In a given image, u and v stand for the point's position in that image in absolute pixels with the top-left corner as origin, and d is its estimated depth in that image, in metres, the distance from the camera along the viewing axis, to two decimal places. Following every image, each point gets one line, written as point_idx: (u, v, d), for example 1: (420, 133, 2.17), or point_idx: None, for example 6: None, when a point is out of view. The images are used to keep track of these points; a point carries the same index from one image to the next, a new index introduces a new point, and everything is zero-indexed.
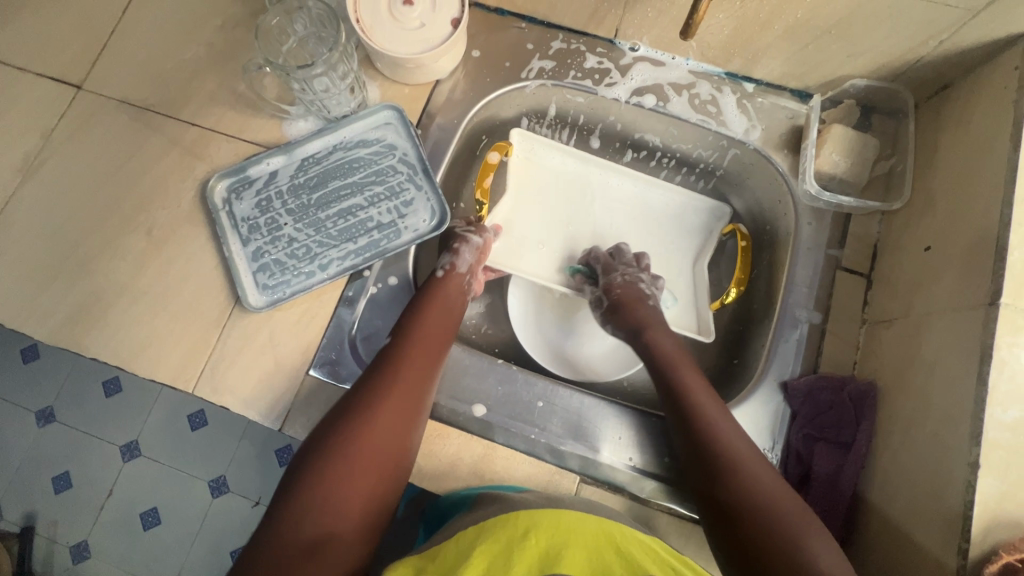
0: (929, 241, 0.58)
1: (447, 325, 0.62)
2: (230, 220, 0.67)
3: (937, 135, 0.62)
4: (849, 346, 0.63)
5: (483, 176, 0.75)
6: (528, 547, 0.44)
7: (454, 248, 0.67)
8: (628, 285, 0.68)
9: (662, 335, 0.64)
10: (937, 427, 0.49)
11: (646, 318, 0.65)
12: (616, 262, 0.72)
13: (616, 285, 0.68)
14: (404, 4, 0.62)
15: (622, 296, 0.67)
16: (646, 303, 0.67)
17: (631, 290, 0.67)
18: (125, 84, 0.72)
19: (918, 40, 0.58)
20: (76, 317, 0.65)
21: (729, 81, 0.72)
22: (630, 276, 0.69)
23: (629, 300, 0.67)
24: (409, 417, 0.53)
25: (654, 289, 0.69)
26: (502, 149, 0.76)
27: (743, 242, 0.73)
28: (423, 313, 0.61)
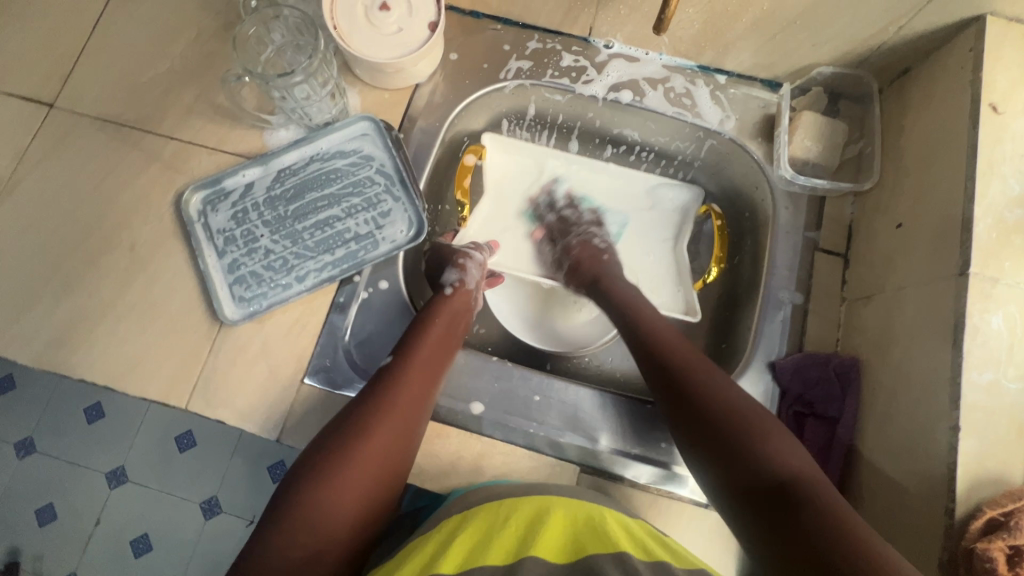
0: (899, 219, 0.61)
1: (452, 335, 0.62)
2: (206, 232, 0.66)
3: (901, 117, 0.65)
4: (831, 324, 0.65)
5: (460, 177, 0.76)
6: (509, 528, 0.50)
7: (460, 264, 0.68)
8: (584, 244, 0.72)
9: (618, 283, 0.67)
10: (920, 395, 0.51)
11: (600, 273, 0.69)
12: (573, 224, 0.76)
13: (572, 248, 0.73)
14: (381, 9, 0.63)
15: (579, 256, 0.71)
16: (604, 261, 0.70)
17: (584, 250, 0.72)
18: (99, 100, 0.71)
19: (878, 27, 0.61)
20: (62, 340, 0.64)
21: (702, 73, 0.73)
22: (585, 235, 0.74)
23: (583, 259, 0.71)
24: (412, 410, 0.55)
25: (608, 245, 0.73)
26: (477, 151, 0.78)
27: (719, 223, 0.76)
28: (428, 324, 0.62)
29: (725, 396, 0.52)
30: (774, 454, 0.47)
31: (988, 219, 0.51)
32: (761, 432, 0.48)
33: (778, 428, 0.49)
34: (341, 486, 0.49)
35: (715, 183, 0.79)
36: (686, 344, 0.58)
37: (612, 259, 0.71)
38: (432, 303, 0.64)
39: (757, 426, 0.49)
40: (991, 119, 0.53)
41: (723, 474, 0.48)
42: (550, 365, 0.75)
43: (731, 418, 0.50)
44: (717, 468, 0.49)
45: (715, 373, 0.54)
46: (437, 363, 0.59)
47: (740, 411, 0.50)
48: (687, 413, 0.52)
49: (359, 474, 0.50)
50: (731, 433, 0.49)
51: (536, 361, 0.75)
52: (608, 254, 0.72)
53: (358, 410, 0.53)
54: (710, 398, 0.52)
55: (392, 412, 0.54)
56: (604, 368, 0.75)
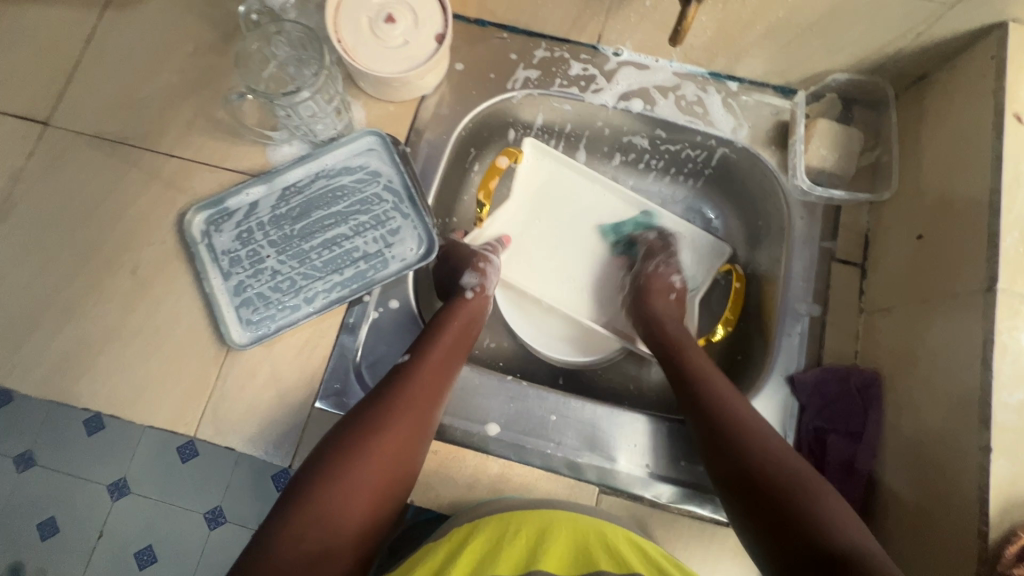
0: (920, 230, 0.60)
1: (463, 341, 0.62)
2: (210, 253, 0.64)
3: (919, 124, 0.64)
4: (849, 336, 0.64)
5: (489, 178, 0.74)
6: (518, 539, 0.51)
7: (480, 268, 0.67)
8: (656, 276, 0.70)
9: (674, 328, 0.66)
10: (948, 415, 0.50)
11: (659, 311, 0.68)
12: (663, 250, 0.73)
13: (648, 273, 0.71)
14: (386, 22, 0.61)
15: (646, 285, 0.70)
16: (664, 298, 0.69)
17: (657, 281, 0.70)
18: (95, 118, 0.69)
19: (896, 34, 0.60)
20: (64, 368, 0.62)
21: (713, 80, 0.72)
22: (663, 266, 0.71)
23: (652, 289, 0.70)
24: (421, 417, 0.55)
25: (681, 286, 0.71)
26: (511, 154, 0.76)
27: (738, 284, 0.73)
28: (442, 329, 0.61)
29: (772, 453, 0.51)
30: (821, 512, 0.46)
31: (1015, 232, 0.50)
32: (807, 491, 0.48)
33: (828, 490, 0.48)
34: (352, 483, 0.49)
35: (726, 192, 0.78)
36: (735, 394, 0.57)
37: (676, 301, 0.70)
38: (448, 305, 0.64)
39: (803, 485, 0.48)
40: (1015, 130, 0.52)
41: (766, 534, 0.47)
42: (562, 380, 0.74)
43: (776, 477, 0.49)
44: (760, 527, 0.48)
45: (761, 428, 0.54)
46: (449, 361, 0.59)
47: (786, 468, 0.50)
48: (735, 470, 0.51)
49: (369, 470, 0.50)
50: (775, 491, 0.48)
51: (548, 376, 0.74)
52: (676, 297, 0.70)
53: (370, 405, 0.54)
54: (756, 455, 0.51)
55: (403, 409, 0.54)
56: (617, 380, 0.75)
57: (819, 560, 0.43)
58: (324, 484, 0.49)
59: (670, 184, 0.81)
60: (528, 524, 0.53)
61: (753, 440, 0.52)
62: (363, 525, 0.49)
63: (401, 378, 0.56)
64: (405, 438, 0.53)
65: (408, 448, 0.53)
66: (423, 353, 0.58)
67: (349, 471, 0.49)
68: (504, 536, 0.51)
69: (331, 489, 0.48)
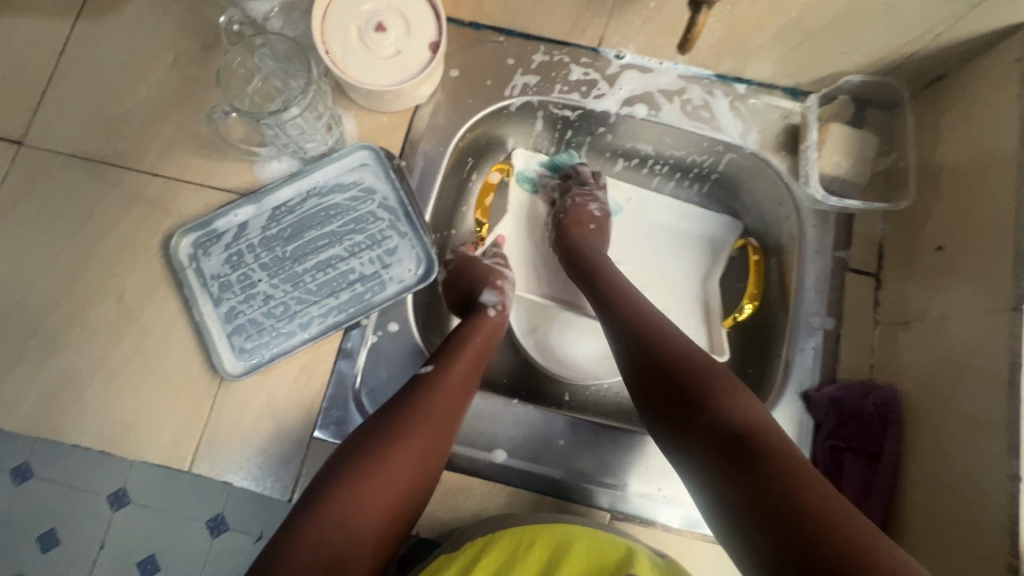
0: (940, 241, 0.58)
1: (483, 359, 0.60)
2: (199, 279, 0.61)
3: (938, 128, 0.61)
4: (864, 349, 0.62)
5: (483, 196, 0.74)
6: (530, 555, 0.50)
7: (499, 286, 0.66)
8: (577, 208, 0.70)
9: (597, 257, 0.66)
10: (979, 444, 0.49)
11: (579, 242, 0.68)
12: (574, 185, 0.73)
13: (565, 207, 0.70)
14: (377, 31, 0.58)
15: (564, 218, 0.69)
16: (584, 230, 0.69)
17: (575, 213, 0.69)
18: (72, 136, 0.65)
19: (915, 35, 0.57)
20: (50, 402, 0.59)
21: (720, 82, 0.69)
22: (582, 198, 0.70)
23: (571, 222, 0.69)
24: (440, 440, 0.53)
25: (601, 214, 0.70)
26: (502, 169, 0.75)
27: (755, 256, 0.72)
28: (464, 346, 0.59)
29: (682, 350, 0.52)
30: (724, 400, 0.47)
31: None
32: (714, 382, 0.48)
33: (730, 378, 0.49)
34: (375, 489, 0.48)
35: (733, 197, 0.75)
36: (649, 304, 0.58)
37: (597, 231, 0.69)
38: (470, 320, 0.62)
39: (710, 376, 0.49)
40: None
41: (676, 427, 0.48)
42: (568, 396, 0.71)
43: (682, 369, 0.50)
44: (669, 421, 0.49)
45: (675, 331, 0.54)
46: (473, 376, 0.58)
47: (689, 361, 0.51)
48: (643, 367, 0.52)
49: (392, 476, 0.49)
50: (681, 383, 0.49)
51: (554, 395, 0.70)
52: (595, 225, 0.69)
53: (396, 414, 0.52)
54: (668, 354, 0.51)
55: (423, 430, 0.52)
56: (623, 396, 0.71)
57: (724, 446, 0.44)
58: (345, 489, 0.47)
59: (674, 190, 0.78)
60: (542, 539, 0.51)
61: (662, 338, 0.53)
62: (382, 529, 0.48)
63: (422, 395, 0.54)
64: (428, 443, 0.51)
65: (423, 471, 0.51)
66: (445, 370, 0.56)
67: (372, 477, 0.48)
68: (517, 549, 0.50)
69: (353, 495, 0.47)
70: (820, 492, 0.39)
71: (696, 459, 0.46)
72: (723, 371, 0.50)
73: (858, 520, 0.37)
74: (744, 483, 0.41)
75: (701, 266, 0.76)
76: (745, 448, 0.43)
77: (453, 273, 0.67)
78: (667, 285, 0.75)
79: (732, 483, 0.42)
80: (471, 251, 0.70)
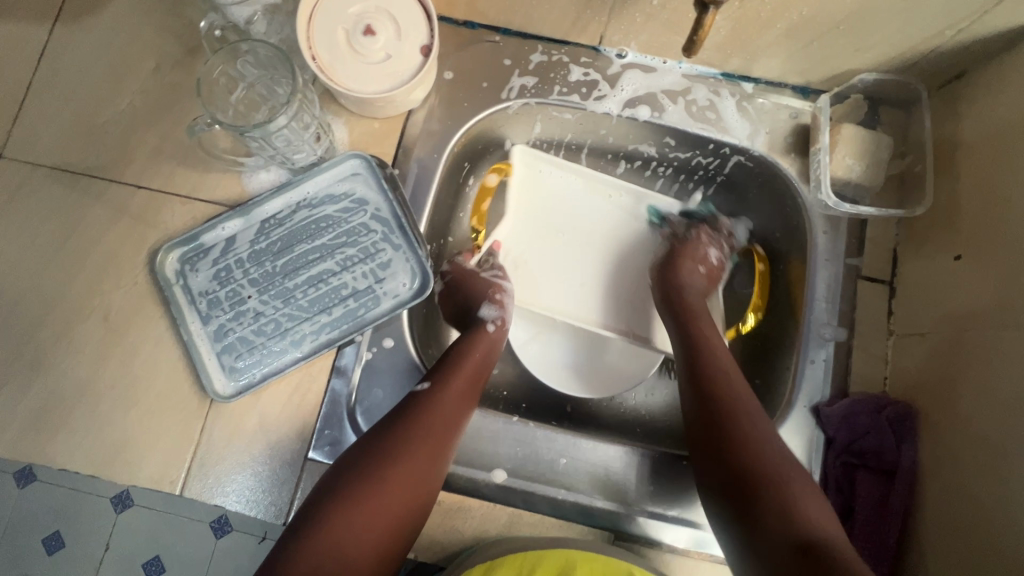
0: (958, 250, 0.56)
1: (481, 373, 0.58)
2: (186, 295, 0.59)
3: (956, 129, 0.58)
4: (877, 361, 0.60)
5: (480, 201, 0.71)
6: None
7: (497, 299, 0.64)
8: (693, 247, 0.68)
9: (698, 296, 0.64)
10: (1001, 466, 0.47)
11: (686, 279, 0.65)
12: (704, 225, 0.71)
13: (687, 237, 0.69)
14: (365, 34, 0.55)
15: (680, 245, 0.68)
16: (694, 270, 0.66)
17: (692, 252, 0.67)
18: (53, 147, 0.63)
19: (934, 31, 0.53)
20: (37, 425, 0.57)
21: (726, 81, 0.66)
22: (705, 241, 0.69)
23: (684, 251, 0.67)
24: (438, 459, 0.50)
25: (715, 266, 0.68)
26: (501, 170, 0.70)
27: (761, 264, 0.69)
28: (461, 362, 0.57)
29: (765, 441, 0.47)
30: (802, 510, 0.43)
31: None
32: (792, 486, 0.44)
33: (809, 487, 0.45)
34: (371, 510, 0.45)
35: (738, 200, 0.72)
36: (735, 378, 0.53)
37: (705, 279, 0.66)
38: (467, 336, 0.60)
39: (788, 477, 0.45)
40: None
41: (743, 527, 0.44)
42: (570, 408, 0.69)
43: (761, 467, 0.45)
44: (735, 520, 0.45)
45: (760, 416, 0.49)
46: (471, 391, 0.56)
47: (768, 453, 0.46)
48: (716, 447, 0.48)
49: (391, 494, 0.46)
50: (756, 480, 0.45)
51: (555, 403, 0.69)
52: (706, 269, 0.67)
53: (389, 432, 0.50)
54: (750, 441, 0.47)
55: (418, 449, 0.49)
56: (627, 407, 0.69)
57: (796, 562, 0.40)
58: (340, 509, 0.44)
59: (678, 193, 0.74)
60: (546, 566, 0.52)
61: (747, 424, 0.49)
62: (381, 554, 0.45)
63: (416, 412, 0.51)
64: (426, 461, 0.49)
65: (420, 494, 0.48)
66: (442, 387, 0.54)
67: (370, 499, 0.45)
68: None
69: (349, 516, 0.44)
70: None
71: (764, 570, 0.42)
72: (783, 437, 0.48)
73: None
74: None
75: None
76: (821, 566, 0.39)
77: (450, 286, 0.65)
78: None
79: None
80: (468, 260, 0.68)
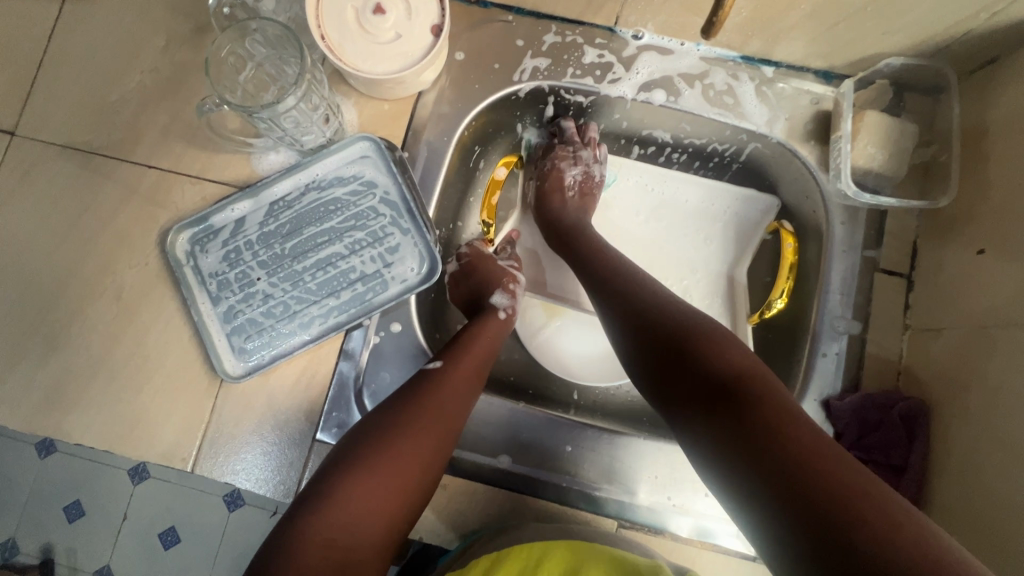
0: (981, 244, 0.54)
1: (489, 356, 0.58)
2: (197, 276, 0.60)
3: (987, 118, 0.56)
4: (891, 355, 0.59)
5: (489, 194, 0.67)
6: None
7: (509, 289, 0.64)
8: (555, 175, 0.66)
9: (573, 218, 0.65)
10: (1019, 465, 0.46)
11: (557, 212, 0.66)
12: (558, 144, 0.68)
13: (545, 171, 0.67)
14: (375, 13, 0.53)
15: (543, 185, 0.67)
16: (565, 196, 0.66)
17: (552, 180, 0.66)
18: (64, 127, 0.63)
19: (969, 14, 0.51)
20: (53, 402, 0.58)
21: (746, 65, 0.64)
22: (563, 159, 0.66)
23: (550, 189, 0.67)
24: (445, 432, 0.50)
25: (582, 177, 0.66)
26: (508, 162, 0.68)
27: (789, 245, 0.64)
28: (473, 343, 0.57)
29: (674, 313, 0.49)
30: (720, 358, 0.44)
31: None
32: (701, 339, 0.46)
33: (728, 339, 0.46)
34: (389, 482, 0.45)
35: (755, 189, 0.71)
36: (634, 268, 0.56)
37: (577, 197, 0.67)
38: (474, 321, 0.60)
39: (704, 336, 0.46)
40: None
41: (667, 389, 0.46)
42: (577, 395, 0.68)
43: (672, 334, 0.47)
44: (670, 390, 0.46)
45: (663, 294, 0.52)
46: (480, 373, 0.56)
47: (674, 319, 0.48)
48: (631, 324, 0.50)
49: (407, 466, 0.47)
50: (673, 346, 0.46)
51: (562, 392, 0.68)
52: (575, 190, 0.67)
53: (406, 407, 0.50)
54: (659, 314, 0.49)
55: (428, 424, 0.49)
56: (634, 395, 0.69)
57: (719, 408, 0.41)
58: (359, 481, 0.44)
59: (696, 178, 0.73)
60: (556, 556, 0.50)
61: (655, 304, 0.50)
62: (392, 524, 0.45)
63: (428, 387, 0.52)
64: (440, 430, 0.50)
65: (430, 465, 0.48)
66: (452, 364, 0.54)
67: (388, 470, 0.45)
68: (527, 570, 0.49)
69: (367, 489, 0.44)
70: (819, 446, 0.37)
71: (692, 420, 0.43)
72: (686, 309, 0.50)
73: (865, 474, 0.35)
74: (741, 441, 0.39)
75: (726, 253, 0.71)
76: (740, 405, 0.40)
77: (464, 269, 0.65)
78: (687, 272, 0.71)
79: (729, 445, 0.39)
80: (486, 247, 0.68)
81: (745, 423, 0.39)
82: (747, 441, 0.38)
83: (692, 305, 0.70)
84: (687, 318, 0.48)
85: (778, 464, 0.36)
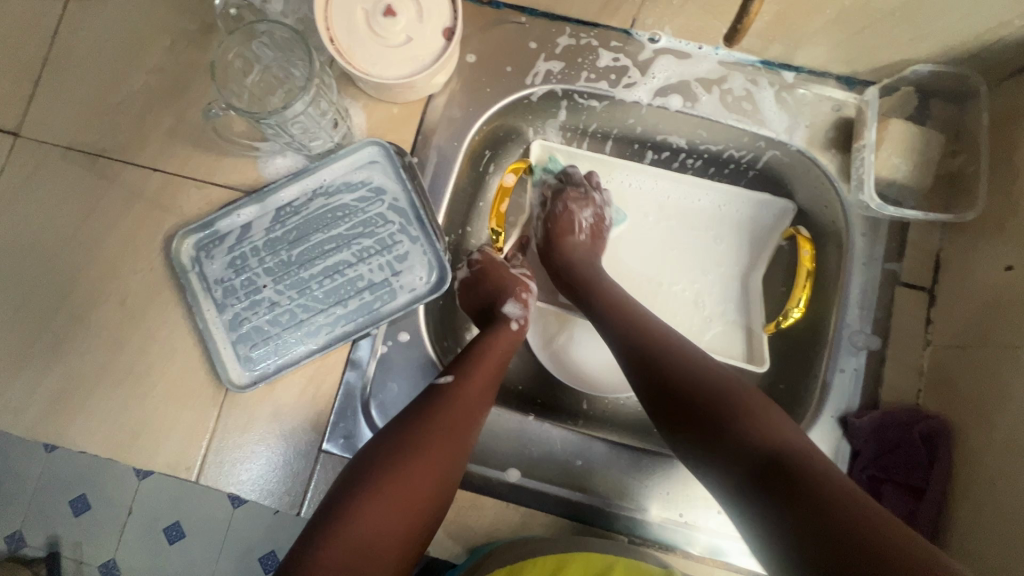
0: (1010, 260, 0.52)
1: (499, 368, 0.56)
2: (202, 283, 0.59)
3: (1017, 129, 0.54)
4: (911, 372, 0.58)
5: (499, 202, 0.65)
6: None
7: (521, 298, 0.63)
8: (566, 220, 0.64)
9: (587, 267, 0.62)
10: None
11: (569, 257, 0.63)
12: (567, 186, 0.66)
13: (555, 213, 0.65)
14: (386, 15, 0.52)
15: (553, 228, 0.65)
16: (575, 240, 0.64)
17: (564, 223, 0.64)
18: (68, 128, 0.62)
19: (1002, 20, 0.49)
20: (56, 408, 0.58)
21: (766, 69, 0.62)
22: (573, 204, 0.65)
23: (560, 232, 0.64)
24: (455, 450, 0.49)
25: (593, 221, 0.65)
26: (518, 169, 0.66)
27: (807, 250, 0.62)
28: (483, 357, 0.56)
29: (704, 376, 0.46)
30: (766, 434, 0.41)
31: None
32: (736, 409, 0.43)
33: (767, 407, 0.44)
34: (401, 499, 0.44)
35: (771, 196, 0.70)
36: (656, 321, 0.53)
37: (588, 240, 0.64)
38: (483, 333, 0.59)
39: (743, 408, 0.43)
40: None
41: (709, 463, 0.43)
42: (586, 406, 0.67)
43: (705, 403, 0.44)
44: (711, 465, 0.43)
45: (689, 351, 0.49)
46: (491, 385, 0.55)
47: (704, 384, 0.46)
48: (661, 390, 0.47)
49: (417, 478, 0.45)
50: (709, 416, 0.44)
51: (572, 402, 0.67)
52: (586, 233, 0.65)
53: (414, 421, 0.49)
54: (689, 378, 0.46)
55: (438, 440, 0.48)
56: None
57: (757, 471, 0.40)
58: (368, 497, 0.43)
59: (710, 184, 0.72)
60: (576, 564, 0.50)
61: (685, 365, 0.47)
62: (405, 539, 0.44)
63: (438, 403, 0.50)
64: (451, 450, 0.48)
65: (442, 479, 0.47)
66: (463, 379, 0.53)
67: (396, 483, 0.45)
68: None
69: (379, 504, 0.43)
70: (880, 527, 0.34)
71: (741, 499, 0.40)
72: (716, 370, 0.47)
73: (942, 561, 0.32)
74: (798, 525, 0.36)
75: (741, 262, 0.70)
76: (790, 486, 0.37)
77: (475, 276, 0.64)
78: (700, 277, 0.70)
79: (769, 507, 0.38)
80: (496, 254, 0.66)
81: (785, 484, 0.38)
82: (806, 523, 0.35)
83: (706, 310, 0.69)
84: (716, 380, 0.46)
85: (819, 528, 0.35)
